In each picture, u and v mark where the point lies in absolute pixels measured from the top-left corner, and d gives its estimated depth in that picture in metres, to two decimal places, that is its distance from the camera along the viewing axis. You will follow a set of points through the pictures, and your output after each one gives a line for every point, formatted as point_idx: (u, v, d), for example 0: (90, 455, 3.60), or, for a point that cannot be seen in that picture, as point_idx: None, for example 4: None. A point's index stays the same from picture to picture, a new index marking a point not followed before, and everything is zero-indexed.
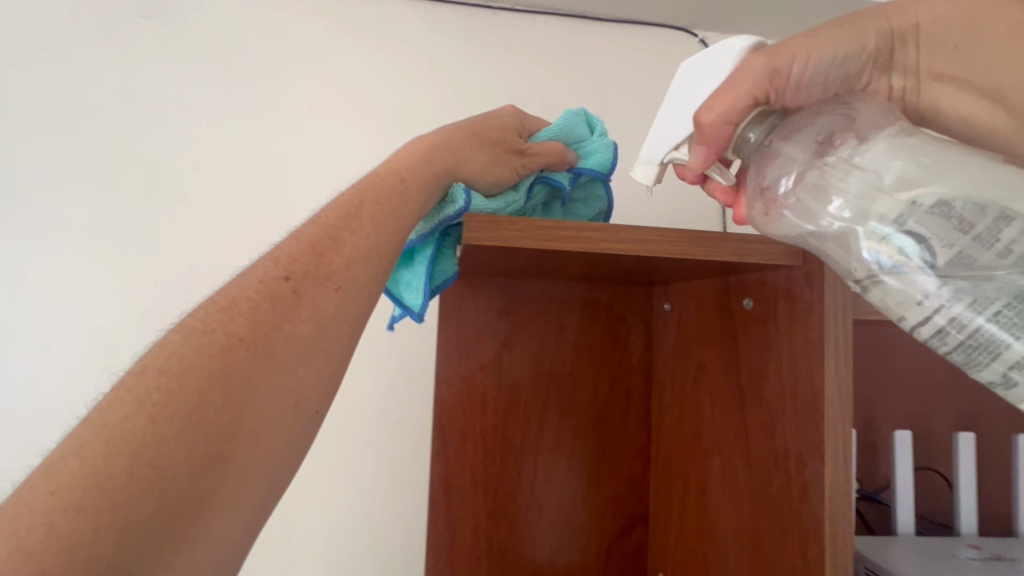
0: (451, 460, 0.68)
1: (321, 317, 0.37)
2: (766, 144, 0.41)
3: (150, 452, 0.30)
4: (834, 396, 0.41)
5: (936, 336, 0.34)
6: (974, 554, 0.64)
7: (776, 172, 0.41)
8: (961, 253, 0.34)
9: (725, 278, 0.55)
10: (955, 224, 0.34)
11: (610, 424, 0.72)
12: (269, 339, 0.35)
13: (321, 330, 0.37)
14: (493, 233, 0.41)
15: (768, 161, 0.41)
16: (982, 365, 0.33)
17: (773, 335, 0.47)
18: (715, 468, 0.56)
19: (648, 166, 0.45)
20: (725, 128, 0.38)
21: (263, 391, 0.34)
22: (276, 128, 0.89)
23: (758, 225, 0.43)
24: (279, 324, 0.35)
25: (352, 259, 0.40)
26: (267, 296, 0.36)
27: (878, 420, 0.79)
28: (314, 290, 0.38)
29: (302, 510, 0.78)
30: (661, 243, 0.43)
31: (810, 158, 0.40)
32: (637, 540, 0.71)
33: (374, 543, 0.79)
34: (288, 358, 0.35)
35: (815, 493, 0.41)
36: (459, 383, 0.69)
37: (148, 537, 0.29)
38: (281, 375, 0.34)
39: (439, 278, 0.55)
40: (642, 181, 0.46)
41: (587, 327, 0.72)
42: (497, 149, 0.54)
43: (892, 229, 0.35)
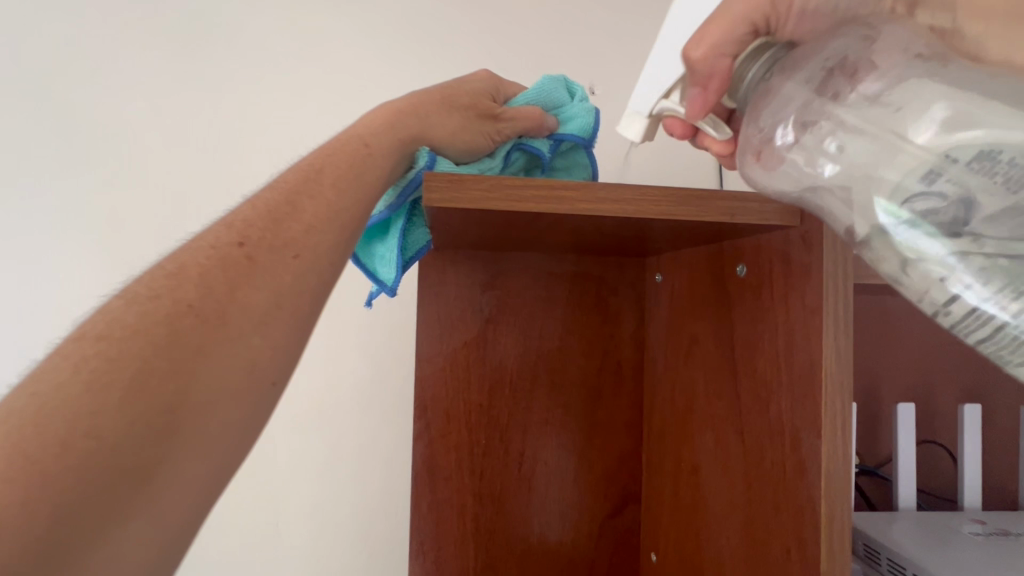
0: (435, 441, 0.66)
1: (281, 284, 0.34)
2: (766, 80, 0.36)
3: (91, 419, 0.27)
4: (833, 364, 0.37)
5: (960, 322, 0.29)
6: (977, 529, 0.62)
7: (771, 113, 0.37)
8: (1000, 216, 0.29)
9: (718, 244, 0.52)
10: (1003, 181, 0.28)
11: (602, 400, 0.69)
12: (221, 307, 0.31)
13: (278, 297, 0.33)
14: (456, 196, 0.38)
15: (764, 103, 0.37)
16: (1011, 356, 0.28)
17: (767, 303, 0.44)
18: (707, 444, 0.53)
19: (636, 119, 0.40)
20: (721, 63, 0.34)
21: (215, 359, 0.30)
22: (246, 93, 0.82)
23: (754, 180, 0.40)
24: (232, 292, 0.32)
25: (312, 226, 0.36)
26: (218, 262, 0.32)
27: (884, 395, 0.76)
28: (270, 257, 0.34)
29: (290, 493, 0.77)
30: (644, 203, 0.39)
31: (815, 94, 0.37)
32: (631, 518, 0.69)
33: (361, 526, 0.77)
34: (241, 326, 0.31)
35: (811, 470, 0.39)
36: (442, 361, 0.66)
37: (84, 510, 0.26)
38: (237, 344, 0.31)
39: (409, 250, 0.51)
40: (630, 137, 0.41)
41: (575, 302, 0.69)
42: (469, 113, 0.50)
43: (919, 186, 0.30)
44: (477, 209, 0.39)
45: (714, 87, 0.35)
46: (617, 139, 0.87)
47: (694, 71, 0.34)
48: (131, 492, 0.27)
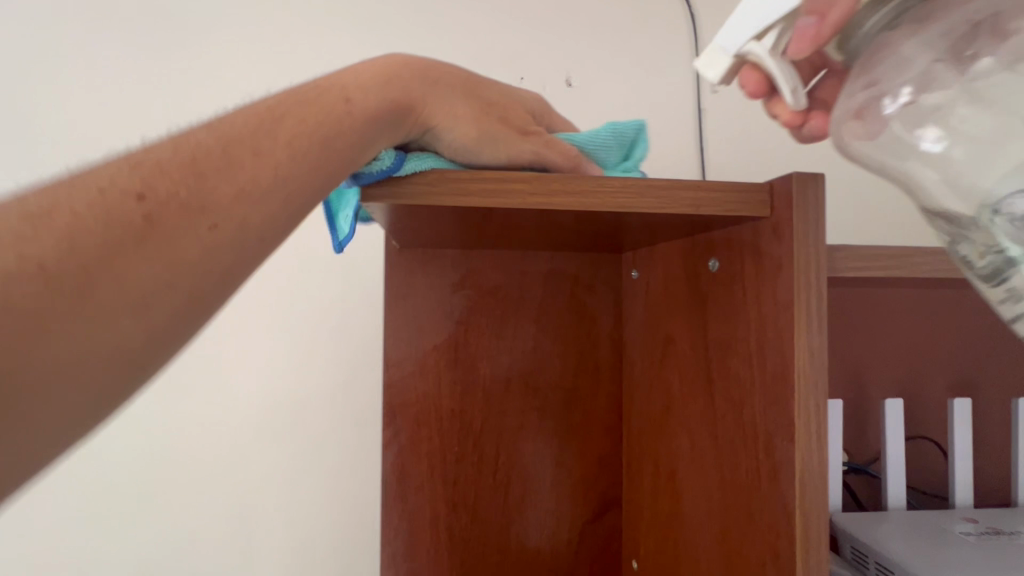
0: (405, 448, 0.64)
1: (183, 256, 0.27)
2: (888, 31, 0.29)
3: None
4: (805, 364, 0.35)
5: None
6: (969, 529, 0.60)
7: (884, 72, 0.31)
8: None
9: (691, 237, 0.49)
10: None
11: (580, 402, 0.66)
12: (88, 271, 0.25)
13: (165, 274, 0.27)
14: (396, 192, 0.35)
15: (881, 57, 0.30)
16: None
17: (739, 299, 0.41)
18: (683, 448, 0.51)
19: (720, 54, 0.32)
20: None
21: (67, 334, 0.25)
22: (191, 79, 0.76)
23: (846, 148, 0.34)
24: (105, 257, 0.26)
25: (244, 190, 0.29)
26: (110, 210, 0.26)
27: (872, 390, 0.73)
28: (176, 220, 0.27)
29: (259, 503, 0.74)
30: (601, 195, 0.36)
31: (945, 53, 0.31)
32: (611, 524, 0.66)
33: (332, 535, 0.74)
34: (114, 305, 0.26)
35: (785, 477, 0.36)
36: (411, 366, 0.64)
37: None
38: (103, 324, 0.26)
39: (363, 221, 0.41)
40: (705, 77, 0.33)
41: (550, 301, 0.66)
42: (499, 116, 0.39)
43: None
44: (421, 205, 0.36)
45: (833, 18, 0.27)
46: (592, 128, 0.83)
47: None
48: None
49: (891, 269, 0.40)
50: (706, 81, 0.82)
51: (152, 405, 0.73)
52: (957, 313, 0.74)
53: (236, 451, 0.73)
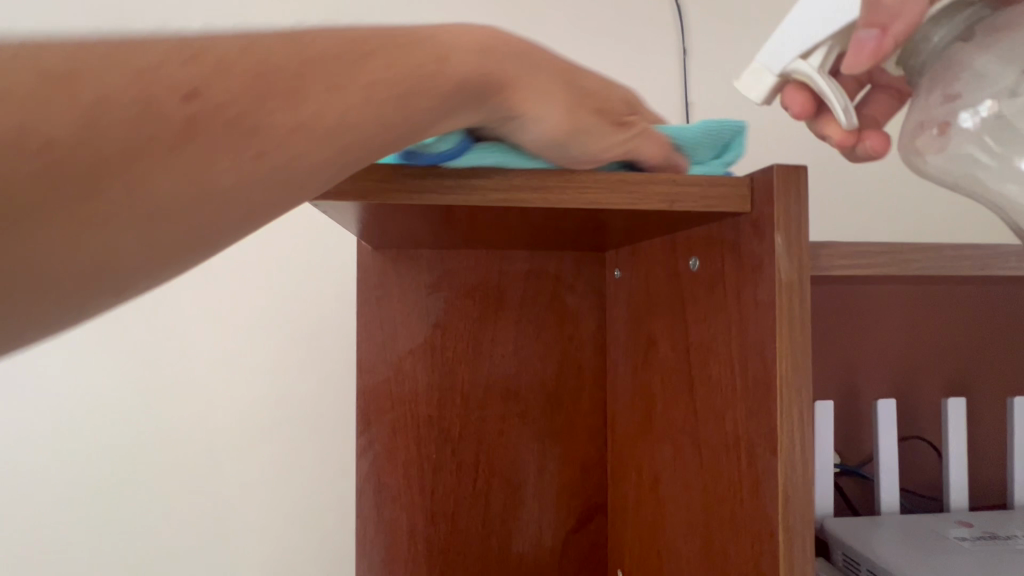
0: (380, 457, 0.61)
1: (208, 181, 0.25)
2: (958, 47, 0.29)
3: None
4: (788, 371, 0.33)
5: None
6: (964, 534, 0.58)
7: (964, 87, 0.31)
8: None
9: (671, 235, 0.47)
10: None
11: (563, 407, 0.64)
12: (105, 168, 0.23)
13: (182, 196, 0.24)
14: (343, 189, 0.33)
15: (949, 76, 0.31)
16: None
17: (720, 300, 0.39)
18: (666, 455, 0.48)
19: (761, 74, 0.32)
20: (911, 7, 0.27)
21: (61, 233, 0.23)
22: None
23: (914, 164, 0.34)
24: (118, 165, 0.23)
25: (302, 124, 0.26)
26: (142, 110, 0.23)
27: (863, 390, 0.71)
28: (216, 139, 0.24)
29: (240, 508, 0.73)
30: (568, 190, 0.34)
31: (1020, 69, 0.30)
32: (595, 533, 0.64)
33: (311, 534, 0.74)
34: (123, 209, 0.24)
35: (767, 490, 0.34)
36: (385, 372, 0.61)
37: None
38: (104, 229, 0.24)
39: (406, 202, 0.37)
40: (748, 97, 0.33)
41: (530, 302, 0.64)
42: (595, 108, 0.34)
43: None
44: (373, 202, 0.33)
45: (895, 30, 0.27)
46: None
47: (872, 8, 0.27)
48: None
49: (881, 267, 0.38)
50: (694, 71, 0.78)
51: (127, 412, 0.72)
52: (952, 310, 0.72)
53: (215, 456, 0.73)
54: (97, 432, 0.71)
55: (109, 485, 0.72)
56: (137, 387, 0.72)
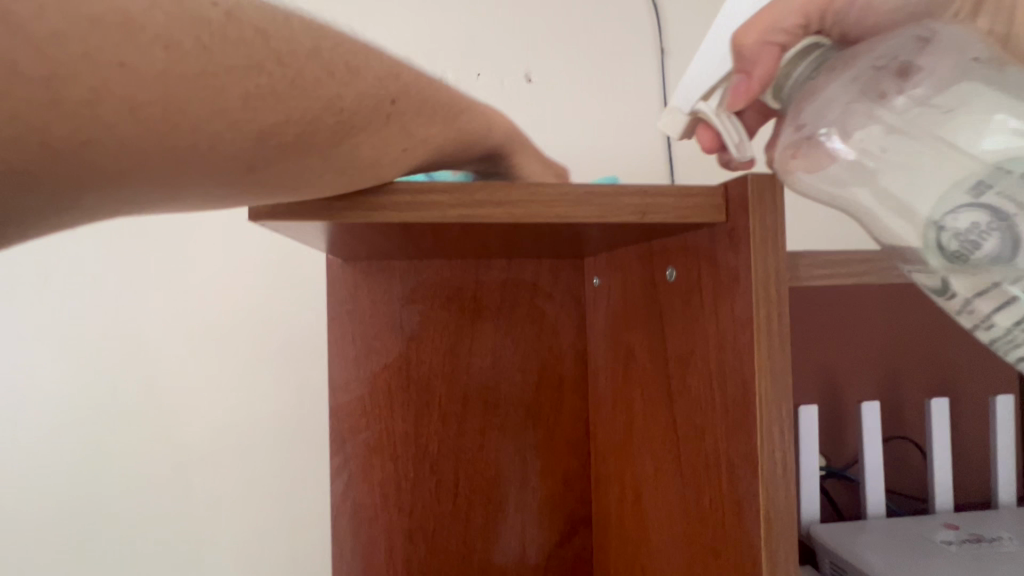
0: (356, 476, 0.59)
1: (385, 158, 0.29)
2: (814, 79, 0.31)
3: (157, 114, 0.22)
4: (767, 387, 0.31)
5: (1005, 335, 0.26)
6: (950, 537, 0.57)
7: (815, 113, 0.32)
8: None
9: (647, 243, 0.45)
10: None
11: (543, 419, 0.62)
12: (351, 131, 0.27)
13: (366, 165, 0.29)
14: (297, 207, 0.31)
15: (811, 102, 0.32)
16: None
17: (698, 312, 0.38)
18: (647, 469, 0.47)
19: (675, 114, 0.35)
20: (768, 51, 0.30)
21: (304, 162, 0.27)
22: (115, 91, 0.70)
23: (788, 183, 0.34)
24: (345, 133, 0.27)
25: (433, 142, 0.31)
26: (370, 102, 0.28)
27: (848, 392, 0.70)
28: (395, 132, 0.29)
29: (214, 532, 0.71)
30: (537, 204, 0.32)
31: (858, 94, 0.33)
32: (580, 546, 0.62)
33: (291, 555, 0.72)
34: (350, 159, 0.28)
35: (750, 513, 0.32)
36: (359, 388, 0.59)
37: (74, 165, 0.21)
38: (326, 168, 0.28)
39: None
40: (666, 133, 0.35)
41: (509, 312, 0.62)
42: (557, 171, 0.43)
43: (968, 197, 0.26)
44: (328, 222, 0.32)
45: (759, 74, 0.30)
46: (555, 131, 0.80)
47: (740, 55, 0.30)
48: (93, 184, 0.23)
49: (860, 275, 0.37)
50: None
51: (90, 434, 0.69)
52: (933, 310, 0.72)
53: (185, 477, 0.70)
54: (60, 456, 0.68)
55: (72, 512, 0.69)
56: (104, 408, 0.69)
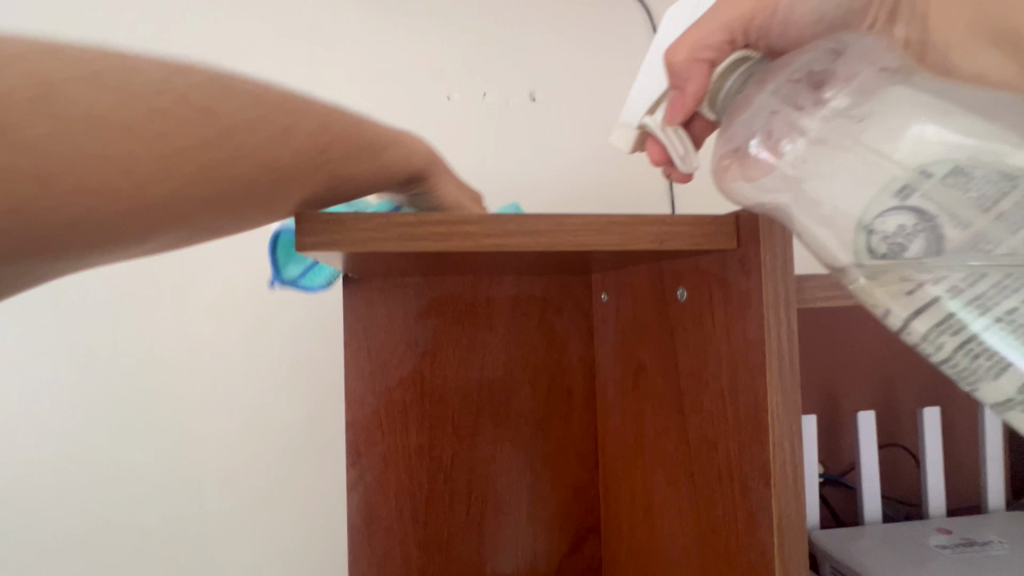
0: (371, 490, 0.60)
1: (324, 188, 0.32)
2: (743, 90, 0.33)
3: (131, 183, 0.26)
4: (778, 404, 0.34)
5: (931, 334, 0.28)
6: (944, 541, 0.60)
7: (749, 122, 0.33)
8: (976, 235, 0.28)
9: (657, 264, 0.48)
10: (971, 200, 0.28)
11: (553, 430, 0.64)
12: (291, 174, 0.30)
13: (310, 195, 0.32)
14: (334, 239, 0.31)
15: (742, 111, 0.33)
16: (983, 378, 0.27)
17: (709, 331, 0.40)
18: (658, 480, 0.49)
19: (625, 129, 0.37)
20: (696, 69, 0.32)
21: (259, 201, 0.30)
22: None
23: (728, 191, 0.35)
24: (285, 176, 0.30)
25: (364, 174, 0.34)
26: (304, 152, 0.30)
27: (844, 401, 0.73)
28: (315, 173, 0.31)
29: (232, 543, 0.73)
30: (562, 234, 0.34)
31: (785, 103, 0.33)
32: (590, 555, 0.64)
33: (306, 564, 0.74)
34: (292, 194, 0.31)
35: (762, 521, 0.34)
36: (375, 402, 0.60)
37: (72, 226, 0.26)
38: (276, 200, 0.31)
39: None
40: (618, 147, 0.37)
41: (519, 326, 0.64)
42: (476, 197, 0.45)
43: (894, 201, 0.28)
44: (358, 253, 0.32)
45: (691, 91, 0.32)
46: (560, 150, 0.83)
47: (672, 73, 0.32)
48: (91, 237, 0.27)
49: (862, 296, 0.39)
50: None
51: (111, 449, 0.71)
52: None
53: (201, 492, 0.72)
54: (80, 474, 0.71)
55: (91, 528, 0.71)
56: (125, 424, 0.71)
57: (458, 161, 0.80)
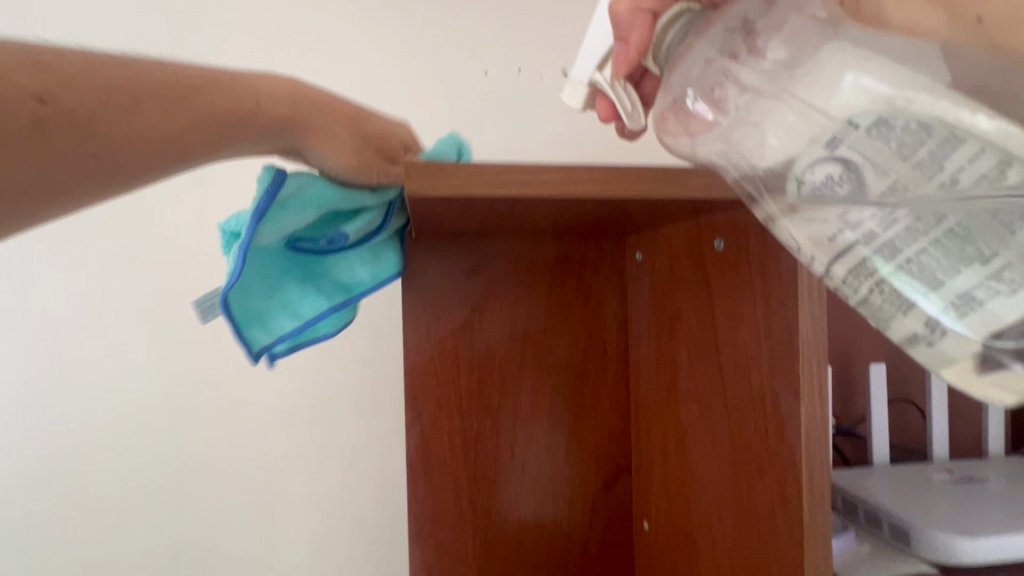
0: (427, 429, 0.66)
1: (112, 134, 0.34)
2: (685, 41, 0.38)
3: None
4: (808, 328, 0.39)
5: (850, 276, 0.31)
6: (946, 478, 0.66)
7: (686, 76, 0.39)
8: (896, 183, 0.30)
9: (695, 220, 0.53)
10: (894, 150, 0.30)
11: (588, 378, 0.70)
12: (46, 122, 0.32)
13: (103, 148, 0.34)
14: (435, 183, 0.37)
15: (683, 62, 0.39)
16: (897, 316, 0.30)
17: (745, 274, 0.45)
18: (692, 413, 0.55)
19: (577, 87, 0.44)
20: (639, 19, 0.41)
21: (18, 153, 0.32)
22: None
23: (670, 144, 0.40)
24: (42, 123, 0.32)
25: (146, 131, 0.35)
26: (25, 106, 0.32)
27: (858, 359, 0.79)
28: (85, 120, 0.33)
29: (298, 486, 0.81)
30: (624, 182, 0.39)
31: (720, 53, 0.39)
32: (622, 491, 0.70)
33: (365, 504, 0.82)
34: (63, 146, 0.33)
35: (791, 430, 0.40)
36: (429, 350, 0.67)
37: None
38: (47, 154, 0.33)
39: (242, 305, 0.40)
40: (572, 104, 0.44)
41: (558, 283, 0.70)
42: (379, 147, 0.42)
43: (825, 153, 0.32)
44: (454, 197, 0.38)
45: (633, 41, 0.41)
46: (593, 125, 0.87)
47: (619, 23, 0.41)
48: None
49: None
50: None
51: (190, 403, 0.79)
52: None
53: (267, 439, 0.80)
54: (158, 420, 0.78)
55: (167, 469, 0.79)
56: (200, 380, 0.79)
57: (495, 136, 0.85)
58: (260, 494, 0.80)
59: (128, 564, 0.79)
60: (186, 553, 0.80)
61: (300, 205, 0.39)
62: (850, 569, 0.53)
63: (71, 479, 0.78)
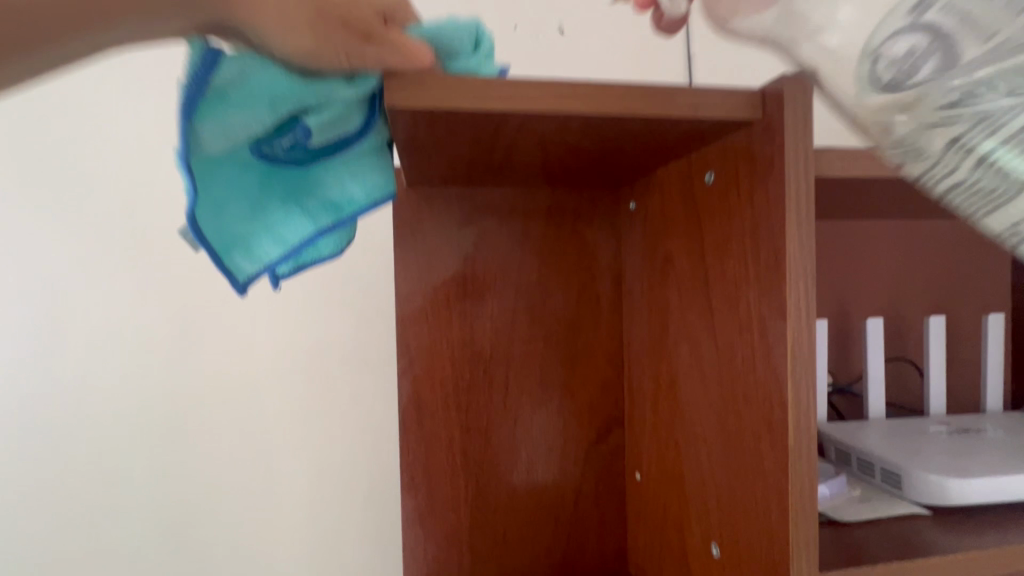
0: (420, 378, 0.67)
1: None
2: None
3: None
4: (795, 247, 0.39)
5: (947, 151, 0.32)
6: (942, 429, 0.65)
7: None
8: (992, 49, 0.31)
9: (686, 157, 0.52)
10: (990, 15, 0.31)
11: (582, 330, 0.70)
12: None
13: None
14: (418, 95, 0.36)
15: None
16: (1002, 193, 0.31)
17: (735, 202, 0.45)
18: (682, 356, 0.55)
19: None
20: None
21: None
22: None
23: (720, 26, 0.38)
24: None
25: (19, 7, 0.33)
26: None
27: (855, 318, 0.78)
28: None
29: (286, 453, 0.76)
30: (609, 99, 0.38)
31: None
32: (615, 444, 0.70)
33: (355, 475, 0.77)
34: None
35: (777, 354, 0.40)
36: (422, 300, 0.67)
37: None
38: None
39: (219, 229, 0.37)
40: None
41: (552, 234, 0.69)
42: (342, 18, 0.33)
43: (910, 22, 0.32)
44: (438, 111, 0.37)
45: None
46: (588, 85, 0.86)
47: None
48: None
49: (873, 169, 0.44)
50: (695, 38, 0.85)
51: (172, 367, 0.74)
52: (932, 244, 0.79)
53: None
54: (145, 377, 0.73)
55: (155, 429, 0.74)
56: (183, 343, 0.74)
57: None
58: (243, 462, 0.75)
59: (111, 530, 0.74)
60: (174, 519, 0.75)
61: (242, 96, 0.34)
62: (841, 509, 0.53)
63: (50, 439, 0.72)
